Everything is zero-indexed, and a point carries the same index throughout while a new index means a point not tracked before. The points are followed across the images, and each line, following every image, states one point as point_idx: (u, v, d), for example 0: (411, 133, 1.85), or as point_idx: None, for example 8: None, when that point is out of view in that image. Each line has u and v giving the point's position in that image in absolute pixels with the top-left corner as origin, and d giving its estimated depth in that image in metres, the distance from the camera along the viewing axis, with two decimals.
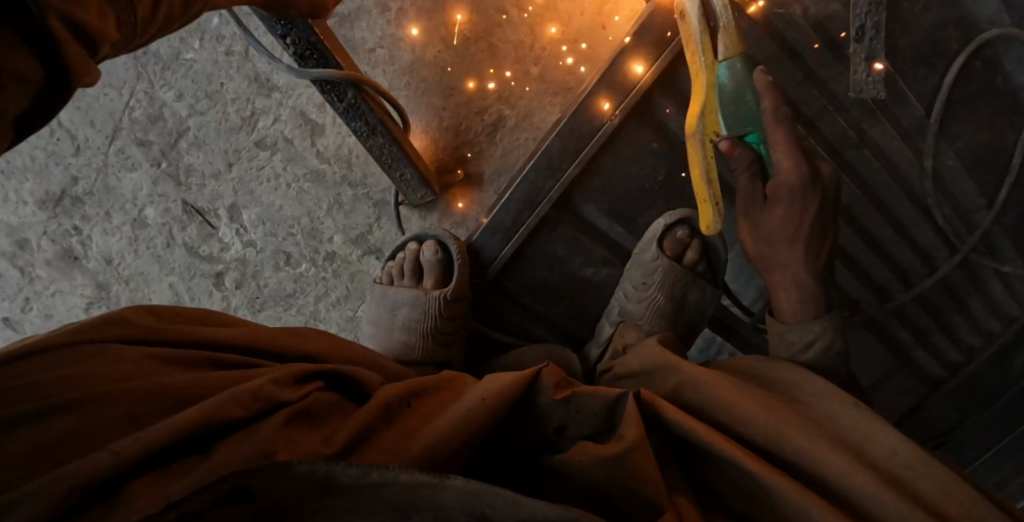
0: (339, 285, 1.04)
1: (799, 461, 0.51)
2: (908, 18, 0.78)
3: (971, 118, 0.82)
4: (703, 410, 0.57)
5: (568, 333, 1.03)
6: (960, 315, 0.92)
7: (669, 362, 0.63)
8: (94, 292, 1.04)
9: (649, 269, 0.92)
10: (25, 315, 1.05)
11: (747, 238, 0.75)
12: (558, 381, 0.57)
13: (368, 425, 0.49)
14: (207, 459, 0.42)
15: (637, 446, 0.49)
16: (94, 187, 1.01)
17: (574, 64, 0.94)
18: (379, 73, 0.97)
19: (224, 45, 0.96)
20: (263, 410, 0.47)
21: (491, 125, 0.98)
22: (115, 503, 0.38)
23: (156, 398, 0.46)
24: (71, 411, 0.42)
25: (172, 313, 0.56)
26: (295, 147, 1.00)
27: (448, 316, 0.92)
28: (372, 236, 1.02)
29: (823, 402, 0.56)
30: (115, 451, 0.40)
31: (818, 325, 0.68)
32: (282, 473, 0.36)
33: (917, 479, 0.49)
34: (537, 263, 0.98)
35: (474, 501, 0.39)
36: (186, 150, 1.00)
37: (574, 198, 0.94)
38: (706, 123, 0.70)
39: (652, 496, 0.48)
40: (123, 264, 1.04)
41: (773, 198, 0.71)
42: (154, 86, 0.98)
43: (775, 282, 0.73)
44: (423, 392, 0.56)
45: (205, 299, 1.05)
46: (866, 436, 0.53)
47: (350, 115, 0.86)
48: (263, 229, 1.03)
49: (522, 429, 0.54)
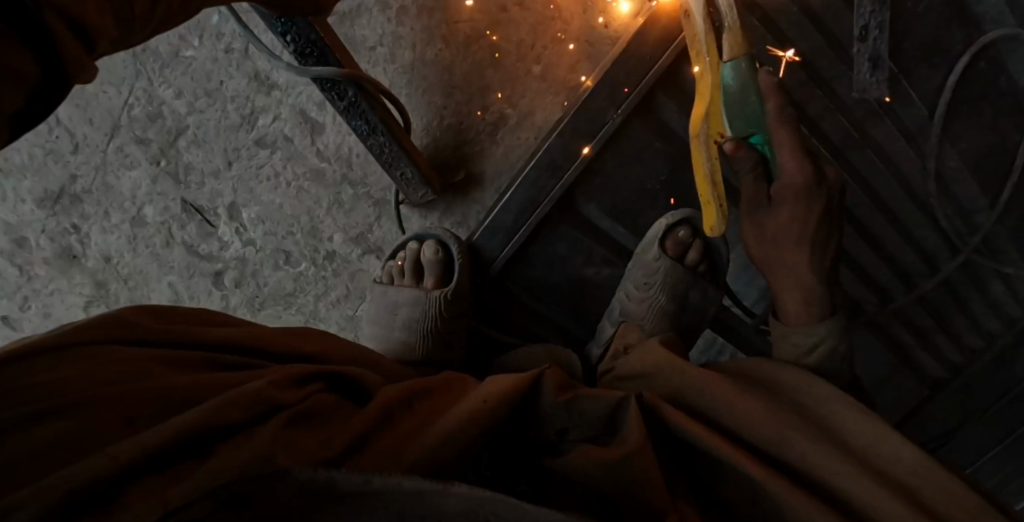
0: (338, 284, 1.04)
1: (803, 466, 0.50)
2: (913, 17, 0.77)
3: (975, 118, 0.82)
4: (708, 415, 0.56)
5: (568, 333, 1.03)
6: (962, 316, 0.92)
7: (670, 364, 0.62)
8: (92, 291, 1.04)
9: (650, 270, 0.91)
10: (24, 313, 1.05)
11: (753, 242, 0.75)
12: (560, 385, 0.56)
13: (368, 428, 0.48)
14: (206, 461, 0.42)
15: (640, 450, 0.49)
16: (92, 185, 1.00)
17: (574, 64, 0.93)
18: (379, 72, 0.97)
19: (223, 42, 0.96)
20: (263, 412, 0.47)
21: (493, 124, 0.97)
22: (113, 508, 0.38)
23: (155, 399, 0.45)
24: (68, 414, 0.42)
25: (170, 313, 0.56)
26: (294, 146, 0.99)
27: (449, 316, 0.92)
28: (372, 235, 1.02)
29: (829, 406, 0.56)
30: (113, 455, 0.40)
31: (823, 329, 0.68)
32: (281, 479, 0.37)
33: (921, 485, 0.49)
34: (539, 262, 0.97)
35: (476, 506, 0.38)
36: (185, 149, 0.99)
37: (575, 198, 0.94)
38: (711, 123, 0.67)
39: (654, 502, 0.47)
40: (122, 262, 1.03)
41: (778, 199, 0.70)
42: (153, 85, 0.97)
43: (781, 285, 0.72)
44: (423, 393, 0.56)
45: (205, 298, 1.04)
46: (871, 442, 0.52)
47: (351, 113, 0.86)
48: (263, 228, 1.02)
49: (524, 433, 0.54)
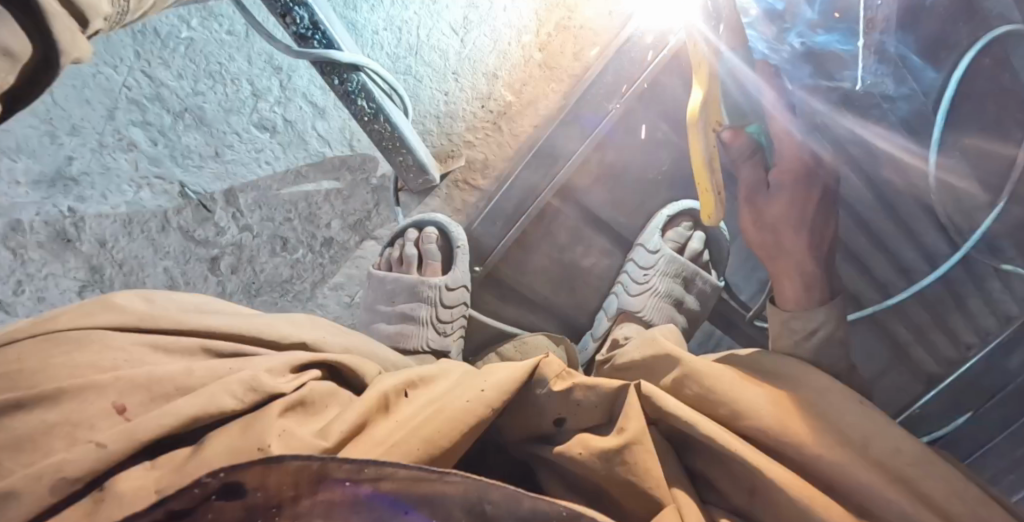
0: (336, 270, 1.04)
1: (801, 459, 0.50)
2: (915, 12, 0.78)
3: (976, 115, 0.80)
4: (704, 405, 0.55)
5: (567, 325, 1.02)
6: (958, 313, 0.93)
7: (668, 356, 0.60)
8: (87, 276, 1.00)
9: (649, 261, 0.91)
10: (16, 298, 0.98)
11: (750, 228, 0.72)
12: (558, 373, 0.54)
13: (364, 416, 0.48)
14: (197, 453, 0.41)
15: (638, 440, 0.48)
16: (89, 166, 0.97)
17: (579, 51, 0.92)
18: (379, 57, 0.93)
19: (225, 26, 0.96)
20: (257, 401, 0.46)
21: (495, 112, 0.96)
22: (102, 496, 0.38)
23: (145, 387, 0.44)
24: (56, 403, 0.42)
25: (164, 299, 0.55)
26: (295, 130, 1.00)
27: (448, 303, 0.93)
28: (370, 221, 1.04)
29: (827, 398, 0.55)
30: (102, 443, 0.40)
31: (821, 313, 0.65)
32: (276, 467, 0.36)
33: (921, 479, 0.48)
34: (538, 251, 0.97)
35: (474, 497, 0.38)
36: (184, 132, 0.98)
37: (576, 187, 0.93)
38: (710, 112, 0.64)
39: (652, 490, 0.46)
40: (118, 247, 1.00)
41: (777, 185, 0.68)
42: (151, 65, 0.96)
43: (780, 270, 0.69)
44: (419, 382, 0.55)
45: (201, 285, 1.02)
46: (870, 434, 0.51)
47: (350, 99, 0.83)
48: (260, 213, 1.02)
49: (522, 422, 0.53)
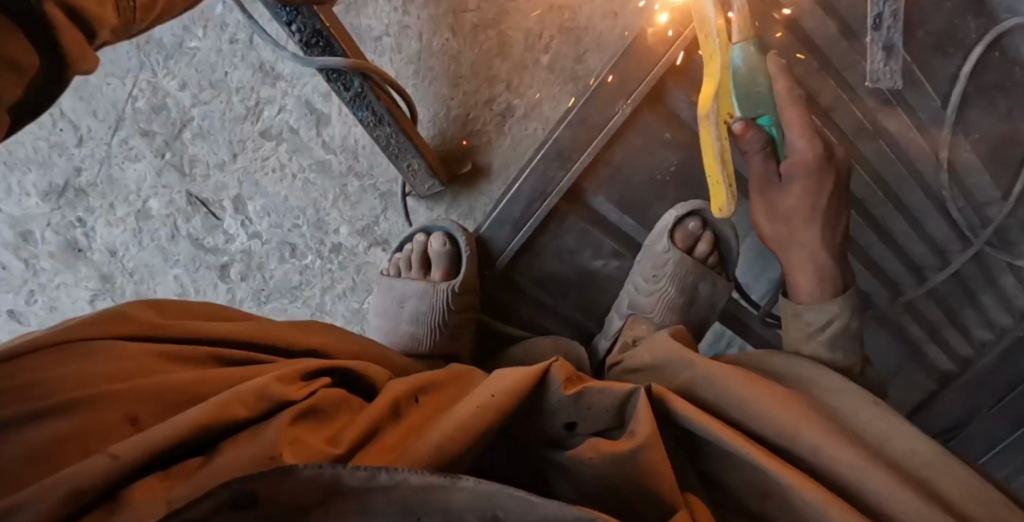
0: (344, 277, 1.03)
1: (817, 461, 0.49)
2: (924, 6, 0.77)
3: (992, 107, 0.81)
4: (717, 406, 0.54)
5: (575, 327, 1.02)
6: (972, 310, 0.92)
7: (682, 357, 0.61)
8: (98, 285, 1.04)
9: (660, 262, 0.90)
10: (30, 307, 1.05)
11: (762, 219, 0.72)
12: (569, 377, 0.54)
13: (374, 425, 0.48)
14: (210, 461, 0.42)
15: (649, 444, 0.47)
16: (97, 177, 1.00)
17: (583, 53, 0.91)
18: (385, 61, 0.96)
19: (228, 33, 0.95)
20: (264, 410, 0.46)
21: (500, 115, 0.96)
22: (115, 507, 0.37)
23: (156, 397, 0.45)
24: (73, 412, 0.42)
25: (175, 307, 0.55)
26: (300, 137, 0.98)
27: (455, 309, 0.92)
28: (380, 228, 1.01)
29: (840, 397, 0.56)
30: (114, 454, 0.39)
31: (835, 305, 0.66)
32: (289, 477, 0.35)
33: (937, 479, 0.48)
34: (548, 254, 0.96)
35: (487, 503, 0.37)
36: (191, 141, 0.99)
37: (585, 190, 0.93)
38: (721, 103, 0.62)
39: (665, 495, 0.46)
40: (127, 255, 1.03)
41: (788, 177, 0.67)
42: (156, 76, 0.97)
43: (793, 262, 0.70)
44: (430, 387, 0.56)
45: (211, 292, 1.04)
46: (885, 437, 0.51)
47: (359, 105, 0.84)
48: (268, 220, 1.01)
49: (532, 427, 0.53)
